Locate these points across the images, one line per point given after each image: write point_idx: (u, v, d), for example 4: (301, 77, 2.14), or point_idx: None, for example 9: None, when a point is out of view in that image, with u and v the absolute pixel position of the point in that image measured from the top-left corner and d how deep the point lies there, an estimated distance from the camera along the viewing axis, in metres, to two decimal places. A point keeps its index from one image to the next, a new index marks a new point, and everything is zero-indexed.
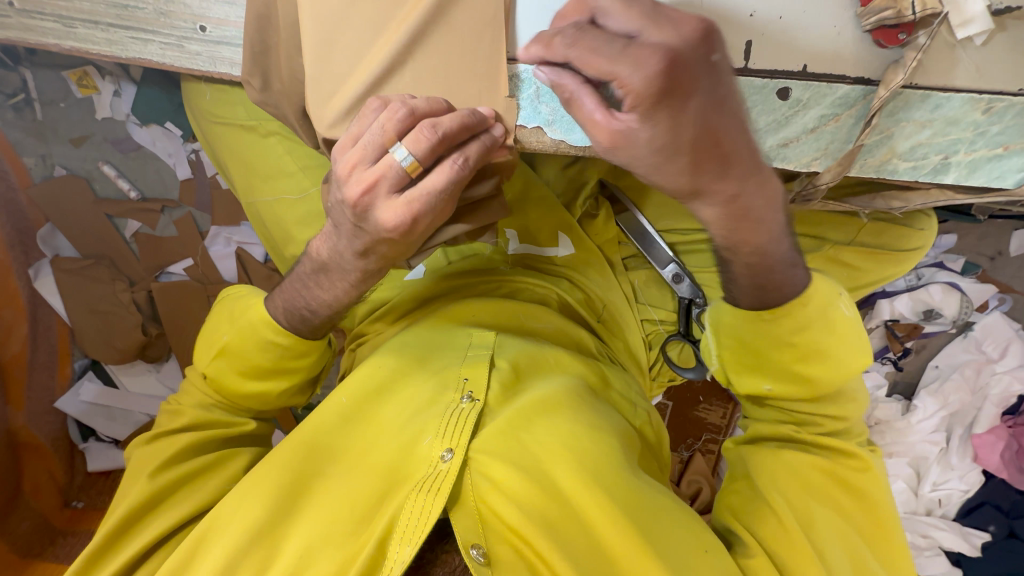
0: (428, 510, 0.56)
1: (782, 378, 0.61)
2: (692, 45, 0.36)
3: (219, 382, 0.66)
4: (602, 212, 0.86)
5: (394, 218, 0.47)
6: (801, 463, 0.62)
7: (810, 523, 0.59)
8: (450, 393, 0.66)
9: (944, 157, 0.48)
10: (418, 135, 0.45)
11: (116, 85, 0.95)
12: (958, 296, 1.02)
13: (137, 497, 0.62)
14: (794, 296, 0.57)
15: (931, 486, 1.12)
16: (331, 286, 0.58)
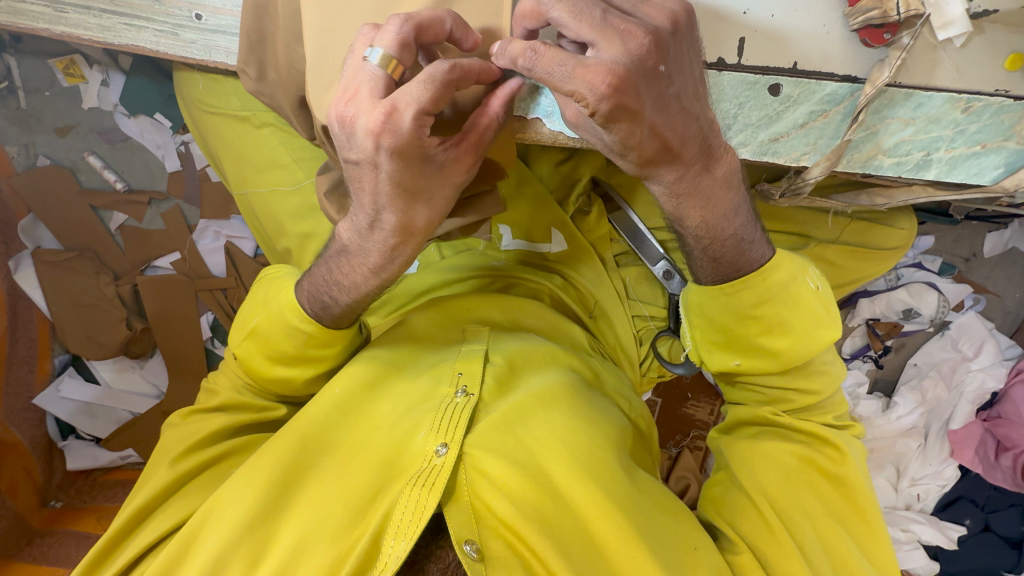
0: (423, 505, 0.56)
1: (747, 352, 0.63)
2: (639, 60, 0.39)
3: (247, 364, 0.66)
4: (594, 209, 0.88)
5: (377, 118, 0.43)
6: (779, 452, 0.64)
7: (790, 516, 0.60)
8: (445, 387, 0.66)
9: (926, 154, 0.50)
10: (386, 29, 0.44)
11: (104, 75, 0.93)
12: (935, 296, 1.06)
13: (156, 485, 0.63)
14: (773, 286, 0.58)
15: (910, 481, 1.15)
16: (351, 270, 0.58)
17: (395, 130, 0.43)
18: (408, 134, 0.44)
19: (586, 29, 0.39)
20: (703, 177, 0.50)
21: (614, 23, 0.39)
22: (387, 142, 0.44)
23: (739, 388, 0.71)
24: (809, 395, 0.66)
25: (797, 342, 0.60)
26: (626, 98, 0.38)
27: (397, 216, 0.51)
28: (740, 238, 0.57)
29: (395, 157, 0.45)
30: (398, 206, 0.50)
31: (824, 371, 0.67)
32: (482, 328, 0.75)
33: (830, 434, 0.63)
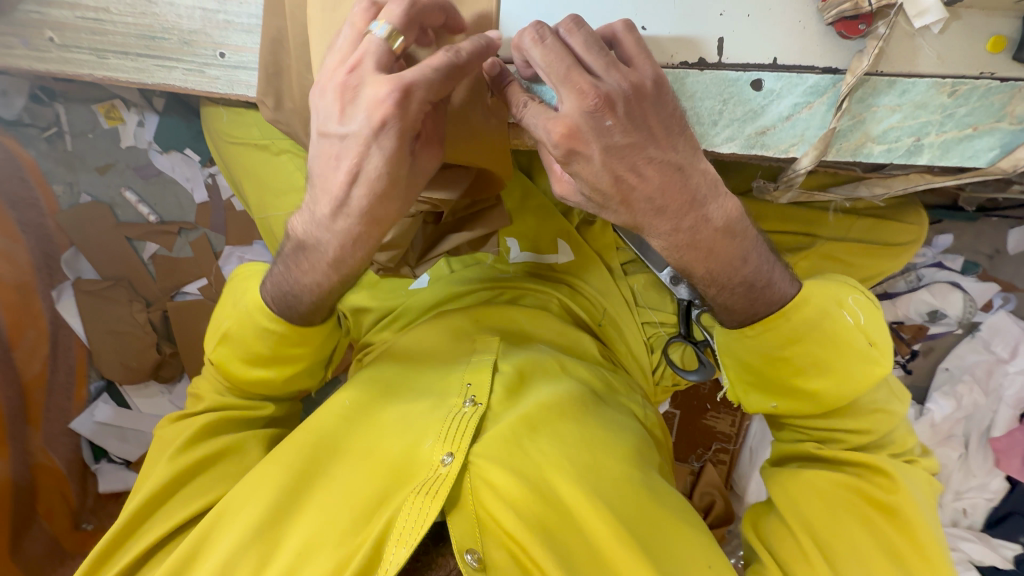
0: (426, 513, 0.56)
1: (787, 395, 0.61)
2: (592, 109, 0.44)
3: (224, 368, 0.69)
4: (599, 219, 0.90)
5: (380, 94, 0.48)
6: (824, 482, 0.60)
7: (832, 546, 0.56)
8: (454, 398, 0.67)
9: (916, 140, 0.50)
10: (390, 7, 0.48)
11: (140, 116, 1.02)
12: (960, 295, 1.02)
13: (157, 481, 0.64)
14: (799, 329, 0.57)
15: (955, 495, 1.09)
16: (311, 268, 0.59)
17: (395, 103, 0.48)
18: (400, 108, 0.48)
19: (553, 81, 0.44)
20: (700, 229, 0.51)
21: (573, 79, 0.43)
22: (385, 115, 0.48)
23: (784, 431, 0.67)
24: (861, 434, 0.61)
25: (837, 383, 0.58)
26: (577, 142, 0.45)
27: (368, 201, 0.53)
28: (751, 283, 0.55)
29: (393, 135, 0.49)
30: (374, 188, 0.52)
31: (877, 410, 0.62)
32: (492, 338, 0.76)
33: (882, 463, 0.59)
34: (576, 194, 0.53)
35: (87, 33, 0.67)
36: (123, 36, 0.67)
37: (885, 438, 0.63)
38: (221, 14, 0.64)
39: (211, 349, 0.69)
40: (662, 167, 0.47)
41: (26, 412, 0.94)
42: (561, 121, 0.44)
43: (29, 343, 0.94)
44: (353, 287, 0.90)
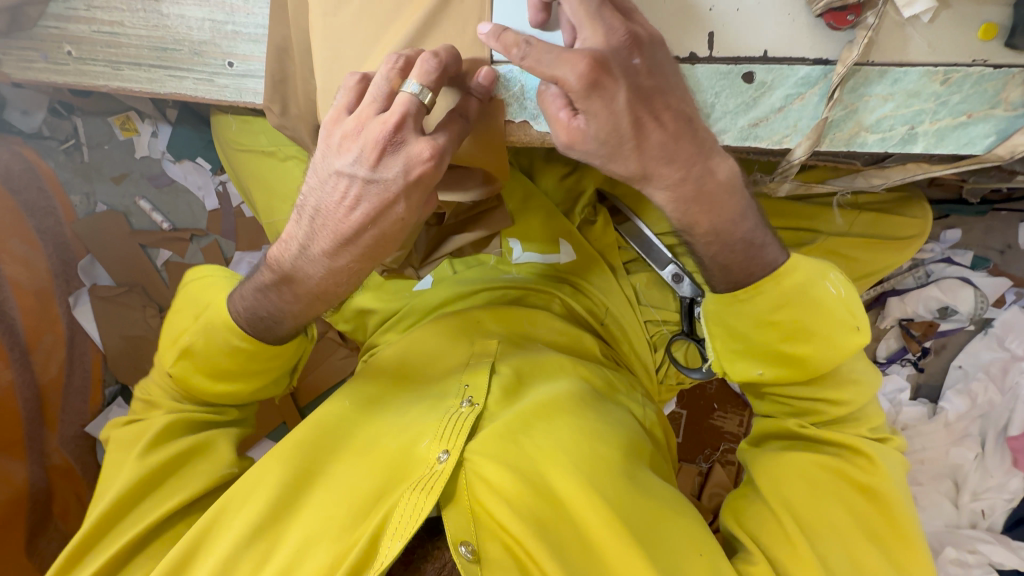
0: (420, 508, 0.57)
1: (771, 360, 0.60)
2: (617, 50, 0.47)
3: (183, 379, 0.68)
4: (599, 218, 0.90)
5: (423, 155, 0.51)
6: (806, 467, 0.60)
7: (814, 530, 0.57)
8: (451, 398, 0.68)
9: (911, 128, 0.51)
10: (424, 65, 0.50)
11: (154, 127, 1.05)
12: (971, 291, 1.01)
13: (120, 488, 0.63)
14: (782, 296, 0.57)
15: (971, 495, 1.06)
16: (292, 296, 0.60)
17: (432, 163, 0.52)
18: (434, 165, 0.52)
19: (580, 15, 0.47)
20: (706, 180, 0.52)
21: (604, 16, 0.47)
22: (417, 173, 0.52)
23: (767, 401, 0.67)
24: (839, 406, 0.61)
25: (817, 347, 0.58)
26: (602, 76, 0.46)
27: (374, 237, 0.55)
28: (749, 242, 0.56)
29: (416, 187, 0.53)
30: (386, 229, 0.54)
31: (855, 382, 0.62)
32: (490, 340, 0.77)
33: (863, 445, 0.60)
34: (583, 147, 0.50)
35: (103, 47, 0.70)
36: (136, 48, 0.70)
37: (864, 411, 0.63)
38: (229, 25, 0.67)
39: (172, 361, 0.67)
40: (677, 117, 0.49)
41: (42, 413, 0.93)
42: (587, 55, 0.45)
43: (46, 347, 0.95)
44: (358, 289, 0.92)
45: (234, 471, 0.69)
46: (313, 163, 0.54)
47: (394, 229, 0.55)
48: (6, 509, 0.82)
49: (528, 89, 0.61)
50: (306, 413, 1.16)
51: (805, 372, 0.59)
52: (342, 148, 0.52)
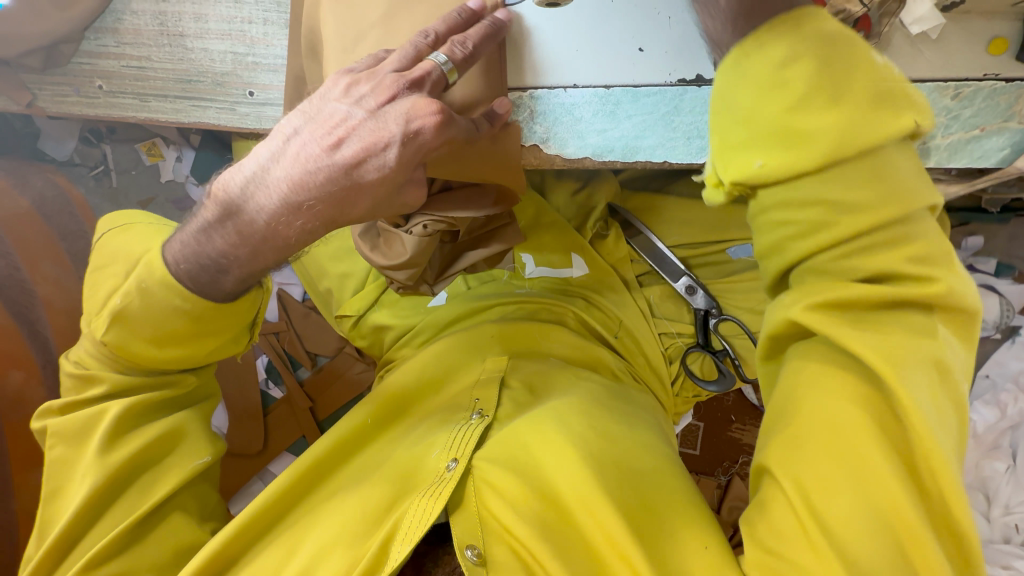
0: (430, 511, 0.59)
1: (779, 145, 0.48)
2: None
3: (126, 350, 0.64)
4: (611, 232, 0.90)
5: (429, 110, 0.52)
6: (826, 412, 0.47)
7: (826, 499, 0.46)
8: (463, 411, 0.72)
9: (924, 143, 0.53)
10: (453, 47, 0.54)
11: (178, 152, 1.10)
12: (996, 299, 0.99)
13: (87, 489, 0.63)
14: (792, 56, 0.46)
15: (1003, 509, 1.02)
16: (237, 240, 0.55)
17: (436, 125, 0.52)
18: (436, 126, 0.52)
19: None
20: None
21: None
22: (420, 128, 0.52)
23: (768, 229, 0.52)
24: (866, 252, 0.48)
25: (845, 122, 0.45)
26: None
27: (350, 184, 0.53)
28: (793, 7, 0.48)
29: (410, 141, 0.52)
30: (367, 176, 0.53)
31: None
32: (501, 355, 0.80)
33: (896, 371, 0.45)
34: None
35: (132, 80, 0.74)
36: (162, 81, 0.73)
37: None
38: (250, 56, 0.70)
39: (103, 328, 0.63)
40: None
41: None
42: None
43: None
44: (374, 307, 0.93)
45: (208, 460, 0.72)
46: (308, 106, 0.55)
47: (372, 182, 0.53)
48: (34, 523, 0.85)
49: (536, 114, 0.64)
50: (325, 426, 1.18)
51: (826, 163, 0.46)
52: (347, 91, 0.54)
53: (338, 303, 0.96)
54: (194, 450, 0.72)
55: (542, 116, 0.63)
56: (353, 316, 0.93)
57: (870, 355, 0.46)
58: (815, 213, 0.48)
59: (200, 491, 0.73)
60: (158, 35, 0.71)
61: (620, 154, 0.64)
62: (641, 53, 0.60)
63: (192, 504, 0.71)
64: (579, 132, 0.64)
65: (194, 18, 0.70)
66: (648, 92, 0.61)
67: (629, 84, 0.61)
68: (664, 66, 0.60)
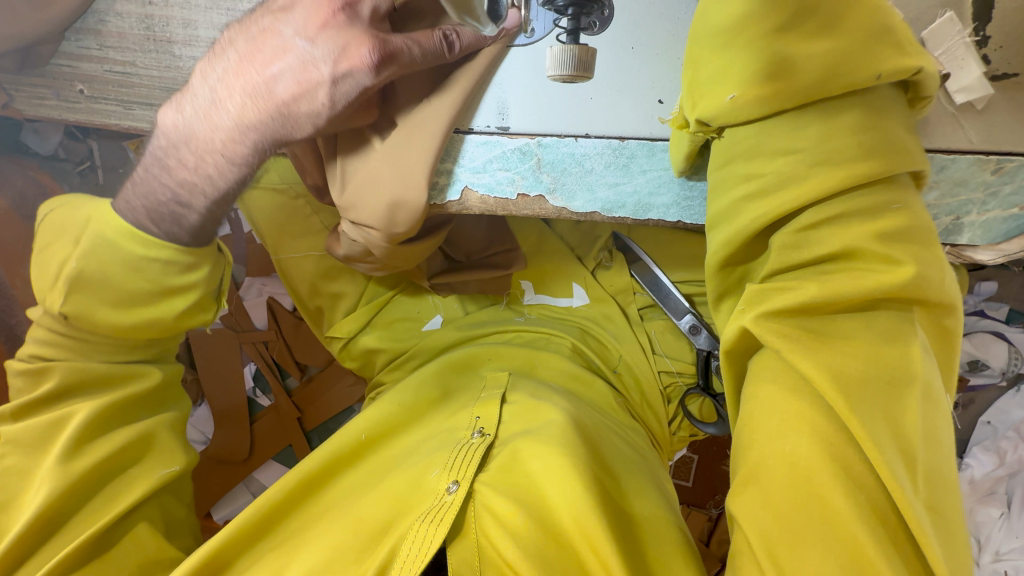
0: (430, 540, 0.56)
1: (753, 80, 0.45)
2: None
3: (88, 322, 0.60)
4: (616, 263, 0.87)
5: (363, 49, 0.51)
6: (800, 461, 0.43)
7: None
8: (462, 430, 0.70)
9: (956, 218, 0.56)
10: None
11: None
12: (1005, 346, 0.97)
13: (37, 507, 0.58)
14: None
15: (993, 555, 1.00)
16: (185, 161, 0.58)
17: (370, 67, 0.51)
18: (367, 69, 0.52)
19: None
20: None
21: None
22: (353, 66, 0.52)
23: (745, 251, 0.52)
24: (833, 225, 0.46)
25: (838, 51, 0.44)
26: None
27: (284, 114, 0.56)
28: None
29: (344, 80, 0.53)
30: (302, 108, 0.55)
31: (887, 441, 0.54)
32: (501, 372, 0.80)
33: (878, 398, 0.42)
34: None
35: (115, 86, 0.68)
36: (149, 89, 0.68)
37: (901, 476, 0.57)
38: None
39: (60, 301, 0.59)
40: None
41: None
42: None
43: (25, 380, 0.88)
44: (366, 329, 0.90)
45: (177, 470, 0.70)
46: (256, 17, 0.56)
47: (306, 116, 0.55)
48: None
49: (543, 163, 0.59)
50: (313, 438, 1.16)
51: (804, 103, 0.45)
52: (290, 15, 0.54)
53: (329, 323, 0.91)
54: (162, 459, 0.69)
55: (549, 165, 0.58)
56: (344, 337, 0.89)
57: (818, 374, 0.43)
58: (787, 164, 0.47)
59: (165, 502, 0.70)
60: (143, 39, 0.67)
61: (631, 211, 0.58)
62: (663, 106, 0.57)
63: (157, 515, 0.67)
64: (589, 184, 0.59)
65: (182, 24, 0.66)
66: (666, 146, 0.56)
67: (645, 137, 0.56)
68: None
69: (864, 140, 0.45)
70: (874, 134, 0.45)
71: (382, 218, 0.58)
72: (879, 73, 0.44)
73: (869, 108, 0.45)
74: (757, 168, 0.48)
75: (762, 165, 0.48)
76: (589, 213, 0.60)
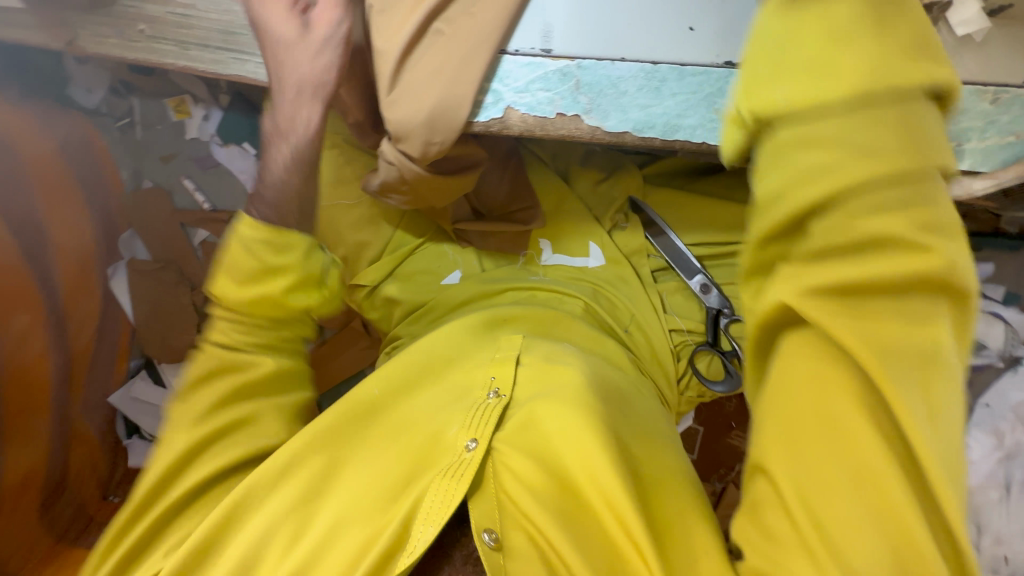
0: (452, 493, 0.61)
1: None
2: None
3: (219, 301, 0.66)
4: (632, 223, 0.92)
5: None
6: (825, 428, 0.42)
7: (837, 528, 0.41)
8: (478, 390, 0.73)
9: (958, 145, 0.59)
10: None
11: (206, 111, 1.09)
12: (1001, 327, 1.04)
13: (159, 469, 0.63)
14: None
15: (993, 539, 1.00)
16: (289, 130, 0.67)
17: None
18: None
19: None
20: None
21: None
22: None
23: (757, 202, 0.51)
24: (884, 213, 0.36)
25: None
26: None
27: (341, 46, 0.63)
28: None
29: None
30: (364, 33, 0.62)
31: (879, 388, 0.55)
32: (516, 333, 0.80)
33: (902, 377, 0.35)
34: None
35: (174, 27, 0.73)
36: (205, 30, 0.73)
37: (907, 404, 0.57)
38: None
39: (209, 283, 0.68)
40: None
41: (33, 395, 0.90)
42: None
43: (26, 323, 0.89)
44: (389, 278, 0.94)
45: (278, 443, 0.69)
46: None
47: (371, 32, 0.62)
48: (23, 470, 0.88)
49: (582, 84, 0.61)
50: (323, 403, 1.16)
51: (842, 2, 0.37)
52: None
53: (352, 271, 0.95)
54: (270, 430, 0.69)
55: (588, 86, 0.61)
56: (368, 285, 0.94)
57: (857, 343, 0.35)
58: (823, 52, 0.36)
59: None
60: None
61: (661, 130, 0.61)
62: (693, 32, 0.59)
63: None
64: (623, 105, 0.61)
65: None
66: (695, 70, 0.59)
67: (676, 62, 0.59)
68: (711, 48, 0.59)
69: (905, 44, 0.36)
70: (917, 45, 0.36)
71: (420, 124, 0.60)
72: (925, 80, 0.35)
73: (912, 17, 0.37)
74: (796, 58, 0.37)
75: (812, 130, 0.36)
76: (622, 134, 0.62)
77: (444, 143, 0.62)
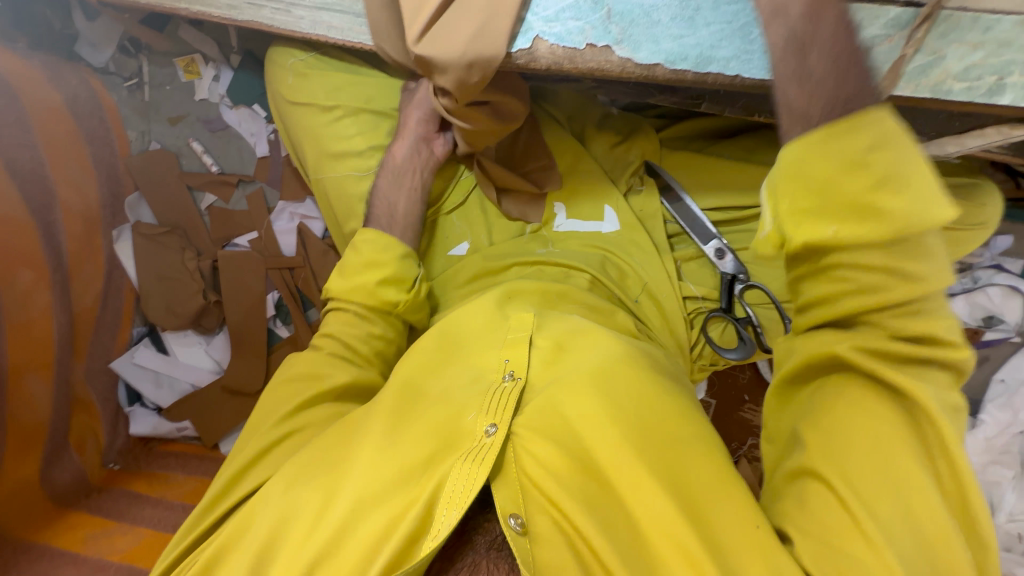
0: (473, 478, 0.57)
1: None
2: None
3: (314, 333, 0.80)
4: (647, 186, 0.91)
5: None
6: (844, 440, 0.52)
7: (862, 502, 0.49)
8: (492, 373, 0.68)
9: (1000, 78, 0.59)
10: None
11: (216, 71, 1.07)
12: (1019, 300, 1.01)
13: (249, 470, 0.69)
14: None
15: (1008, 516, 0.99)
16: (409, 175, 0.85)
17: None
18: None
19: None
20: None
21: None
22: None
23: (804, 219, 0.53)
24: (866, 271, 0.49)
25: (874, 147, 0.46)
26: None
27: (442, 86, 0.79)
28: None
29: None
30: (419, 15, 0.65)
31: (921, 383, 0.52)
32: (526, 312, 0.75)
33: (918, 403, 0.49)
34: None
35: None
36: None
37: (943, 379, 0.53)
38: None
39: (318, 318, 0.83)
40: None
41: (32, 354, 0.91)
42: None
43: (25, 286, 0.91)
44: None
45: None
46: None
47: None
48: (23, 438, 0.90)
49: (611, 15, 0.63)
50: None
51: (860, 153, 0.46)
52: None
53: None
54: None
55: (619, 16, 0.62)
56: None
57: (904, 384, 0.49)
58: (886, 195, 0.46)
59: None
60: None
61: (694, 61, 0.61)
62: None
63: None
64: (654, 36, 0.62)
65: None
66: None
67: None
68: None
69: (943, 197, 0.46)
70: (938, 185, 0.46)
71: (460, 51, 0.60)
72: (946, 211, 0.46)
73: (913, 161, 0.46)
74: (845, 195, 0.47)
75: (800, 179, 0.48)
76: (655, 66, 0.62)
77: (485, 71, 0.62)
